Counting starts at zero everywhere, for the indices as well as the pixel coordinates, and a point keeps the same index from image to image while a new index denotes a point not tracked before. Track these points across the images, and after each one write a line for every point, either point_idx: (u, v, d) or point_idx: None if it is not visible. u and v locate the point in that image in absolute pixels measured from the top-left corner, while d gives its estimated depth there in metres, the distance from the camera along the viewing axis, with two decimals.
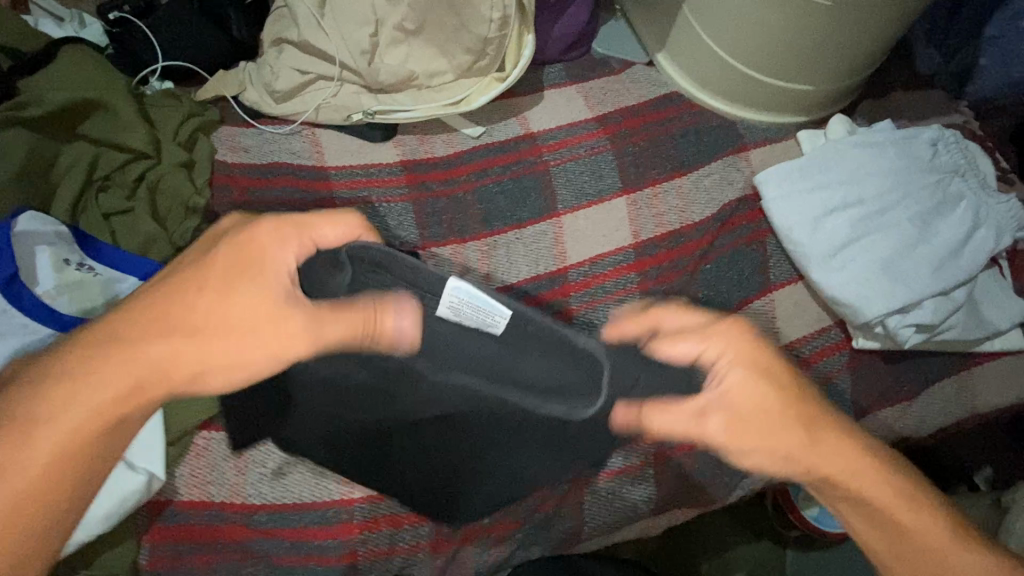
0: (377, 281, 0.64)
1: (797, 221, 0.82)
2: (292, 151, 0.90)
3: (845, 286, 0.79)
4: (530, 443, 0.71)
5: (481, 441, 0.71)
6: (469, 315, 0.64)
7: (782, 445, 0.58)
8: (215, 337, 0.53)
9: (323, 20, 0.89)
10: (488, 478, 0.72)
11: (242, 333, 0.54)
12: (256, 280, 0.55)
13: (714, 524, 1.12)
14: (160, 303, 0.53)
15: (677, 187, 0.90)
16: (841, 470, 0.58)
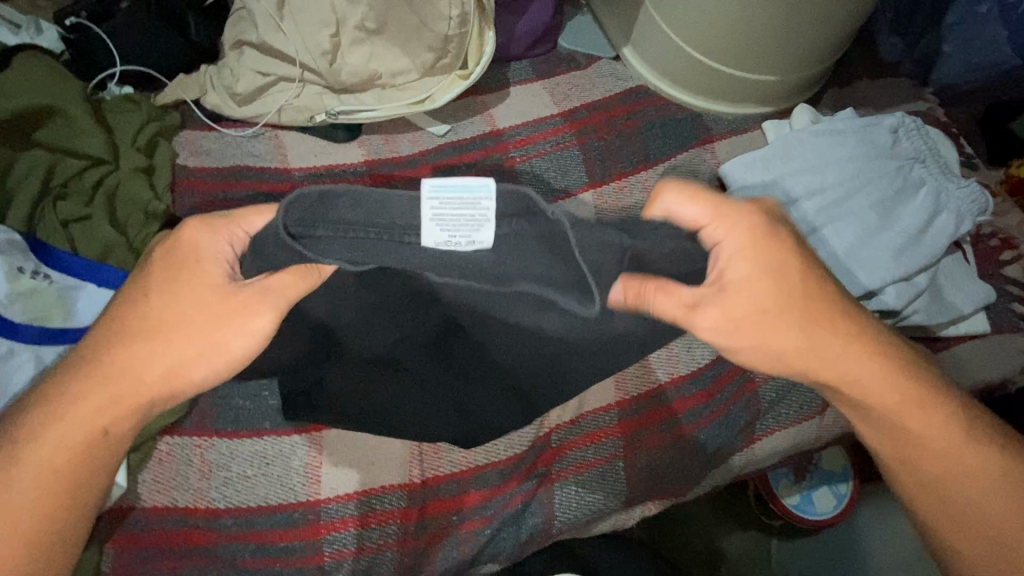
0: (337, 219, 0.49)
1: None
2: (255, 153, 0.90)
3: None
4: (536, 377, 0.69)
5: (485, 374, 0.69)
6: (458, 223, 0.49)
7: None
8: (178, 343, 0.56)
9: (282, 21, 0.88)
10: (489, 423, 0.74)
11: (197, 328, 0.56)
12: (195, 273, 0.56)
13: (701, 516, 1.18)
14: (125, 315, 0.57)
15: (642, 180, 0.92)
16: None
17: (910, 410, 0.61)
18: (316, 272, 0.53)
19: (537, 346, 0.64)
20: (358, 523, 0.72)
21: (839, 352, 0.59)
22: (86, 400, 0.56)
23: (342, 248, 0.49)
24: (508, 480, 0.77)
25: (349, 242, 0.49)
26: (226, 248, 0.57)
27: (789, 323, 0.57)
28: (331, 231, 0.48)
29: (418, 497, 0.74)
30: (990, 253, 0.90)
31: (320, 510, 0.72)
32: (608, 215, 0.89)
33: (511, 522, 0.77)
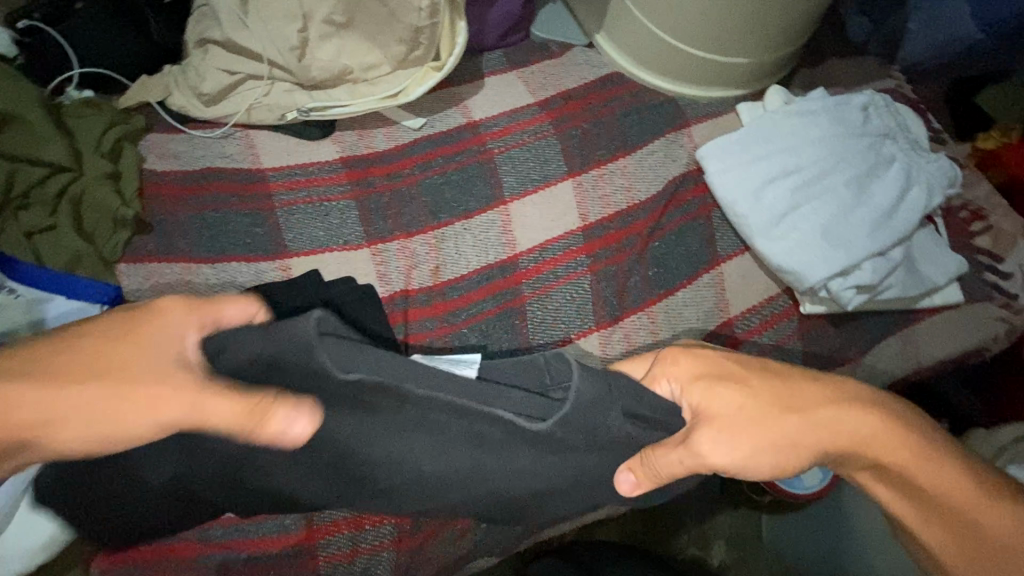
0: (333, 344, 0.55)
1: (742, 193, 0.85)
2: (226, 154, 0.87)
3: (789, 253, 0.82)
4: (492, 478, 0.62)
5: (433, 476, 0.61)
6: (451, 361, 0.66)
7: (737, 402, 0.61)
8: (71, 394, 0.50)
9: (247, 17, 0.86)
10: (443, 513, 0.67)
11: (131, 386, 0.51)
12: (145, 340, 0.53)
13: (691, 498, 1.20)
14: (29, 355, 0.50)
15: (621, 167, 0.92)
16: None
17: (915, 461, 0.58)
18: (262, 410, 0.53)
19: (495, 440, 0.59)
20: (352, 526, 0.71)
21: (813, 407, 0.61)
22: None
23: (341, 350, 0.55)
24: None
25: (347, 348, 0.55)
26: (193, 335, 0.55)
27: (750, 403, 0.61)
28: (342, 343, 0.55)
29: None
30: (959, 225, 0.92)
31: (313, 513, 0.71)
32: (588, 203, 0.89)
33: None
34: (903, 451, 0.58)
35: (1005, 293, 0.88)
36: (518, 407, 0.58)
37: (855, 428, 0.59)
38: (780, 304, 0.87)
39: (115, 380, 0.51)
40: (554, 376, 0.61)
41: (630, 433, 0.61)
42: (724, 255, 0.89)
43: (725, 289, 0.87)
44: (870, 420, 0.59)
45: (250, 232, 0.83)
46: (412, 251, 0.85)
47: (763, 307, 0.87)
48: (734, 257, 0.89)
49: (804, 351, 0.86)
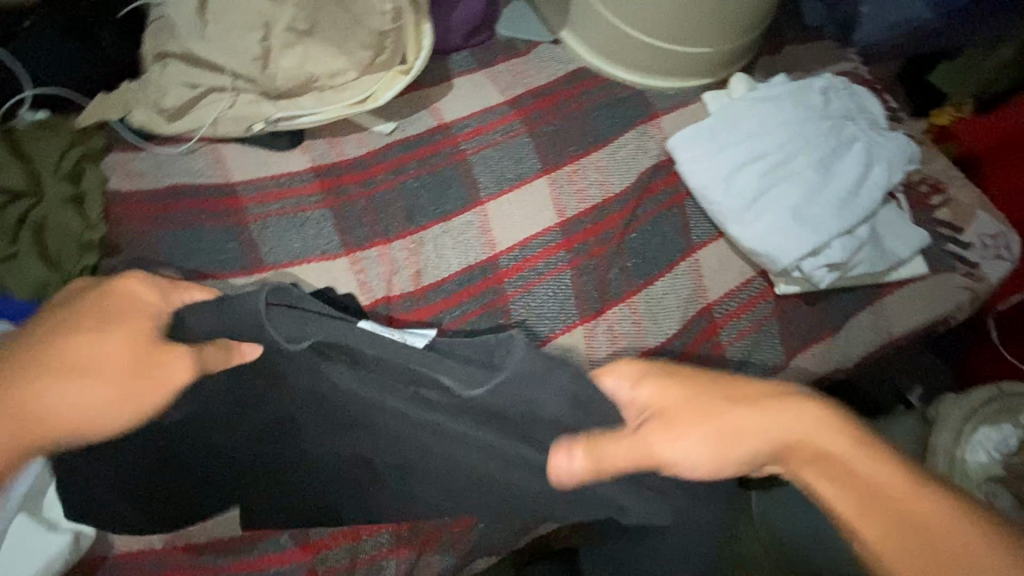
0: (289, 318, 0.66)
1: (712, 180, 0.87)
2: (193, 170, 0.85)
3: (762, 236, 0.84)
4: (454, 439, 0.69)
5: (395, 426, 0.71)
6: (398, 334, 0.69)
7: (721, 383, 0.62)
8: (87, 374, 0.59)
9: (206, 28, 0.84)
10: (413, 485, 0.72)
11: (89, 371, 0.59)
12: (117, 314, 0.62)
13: None
14: (40, 346, 0.60)
15: (593, 162, 0.93)
16: None
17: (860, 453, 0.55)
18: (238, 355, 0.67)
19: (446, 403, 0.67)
20: (348, 537, 0.71)
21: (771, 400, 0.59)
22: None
23: (290, 327, 0.65)
24: None
25: (299, 325, 0.65)
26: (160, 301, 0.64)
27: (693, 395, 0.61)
28: (287, 317, 0.65)
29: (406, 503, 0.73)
30: (921, 199, 0.95)
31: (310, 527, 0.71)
32: (563, 198, 0.90)
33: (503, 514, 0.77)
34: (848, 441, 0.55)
35: (965, 262, 0.92)
36: (457, 373, 0.65)
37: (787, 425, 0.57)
38: (756, 287, 0.89)
39: (98, 369, 0.60)
40: (498, 358, 0.65)
41: (573, 415, 0.64)
42: (699, 242, 0.90)
43: (702, 276, 0.89)
44: (816, 411, 0.57)
45: (224, 247, 0.81)
46: (390, 256, 0.84)
47: (740, 290, 0.89)
48: (709, 244, 0.90)
49: (783, 331, 0.88)
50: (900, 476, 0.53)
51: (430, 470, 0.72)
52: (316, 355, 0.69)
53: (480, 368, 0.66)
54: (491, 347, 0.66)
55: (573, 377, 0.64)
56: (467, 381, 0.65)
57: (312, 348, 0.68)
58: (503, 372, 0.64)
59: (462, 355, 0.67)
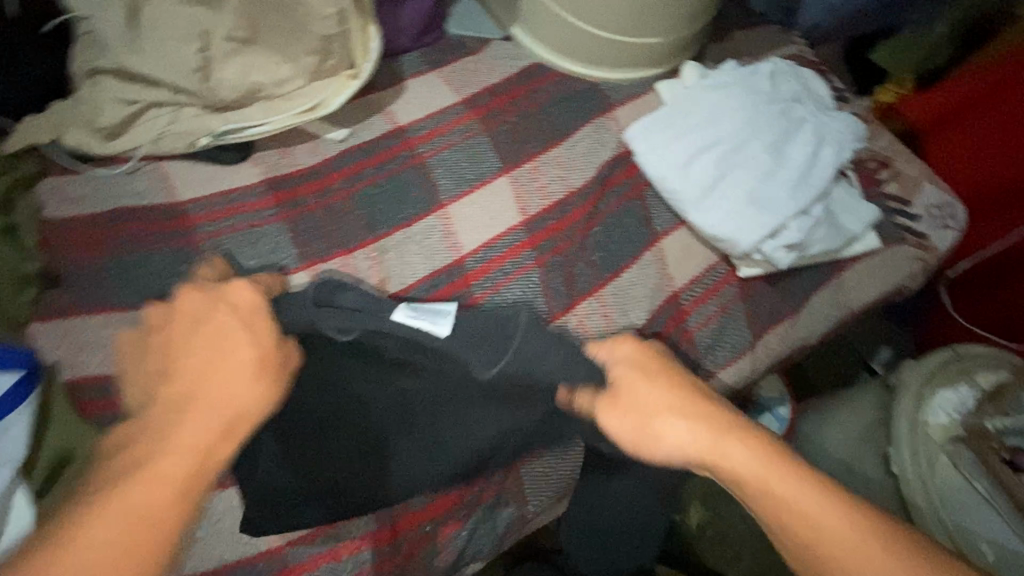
0: (330, 313, 0.70)
1: (671, 169, 0.88)
2: (137, 191, 0.82)
3: (722, 222, 0.85)
4: (473, 400, 0.74)
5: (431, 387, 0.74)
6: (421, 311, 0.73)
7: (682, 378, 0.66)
8: (217, 377, 0.57)
9: (139, 41, 0.80)
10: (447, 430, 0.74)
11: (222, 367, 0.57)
12: (220, 310, 0.61)
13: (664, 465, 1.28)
14: (173, 367, 0.58)
15: (554, 158, 0.92)
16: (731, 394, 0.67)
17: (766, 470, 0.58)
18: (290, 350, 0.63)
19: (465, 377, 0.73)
20: (328, 560, 0.70)
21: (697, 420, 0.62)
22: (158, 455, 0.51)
23: (334, 319, 0.70)
24: (475, 479, 0.76)
25: (343, 314, 0.70)
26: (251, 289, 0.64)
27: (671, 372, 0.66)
28: (333, 309, 0.71)
29: (386, 518, 0.72)
30: (869, 176, 0.98)
31: (287, 553, 0.69)
32: (526, 196, 0.89)
33: (486, 519, 0.77)
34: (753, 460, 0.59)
35: (915, 234, 0.95)
36: (478, 354, 0.71)
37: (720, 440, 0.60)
38: (719, 272, 0.91)
39: (239, 371, 0.57)
40: (504, 335, 0.72)
41: (566, 364, 0.71)
42: (661, 231, 0.91)
43: (667, 265, 0.90)
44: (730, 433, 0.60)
45: (176, 270, 0.78)
46: (353, 266, 0.82)
47: (703, 276, 0.90)
48: (670, 233, 0.91)
49: (748, 313, 0.90)
50: (808, 499, 0.56)
51: (454, 445, 0.74)
52: (365, 339, 0.71)
53: (496, 348, 0.71)
54: (506, 324, 0.73)
55: (567, 355, 0.71)
56: (488, 359, 0.71)
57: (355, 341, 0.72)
58: (513, 350, 0.71)
59: (480, 342, 0.72)
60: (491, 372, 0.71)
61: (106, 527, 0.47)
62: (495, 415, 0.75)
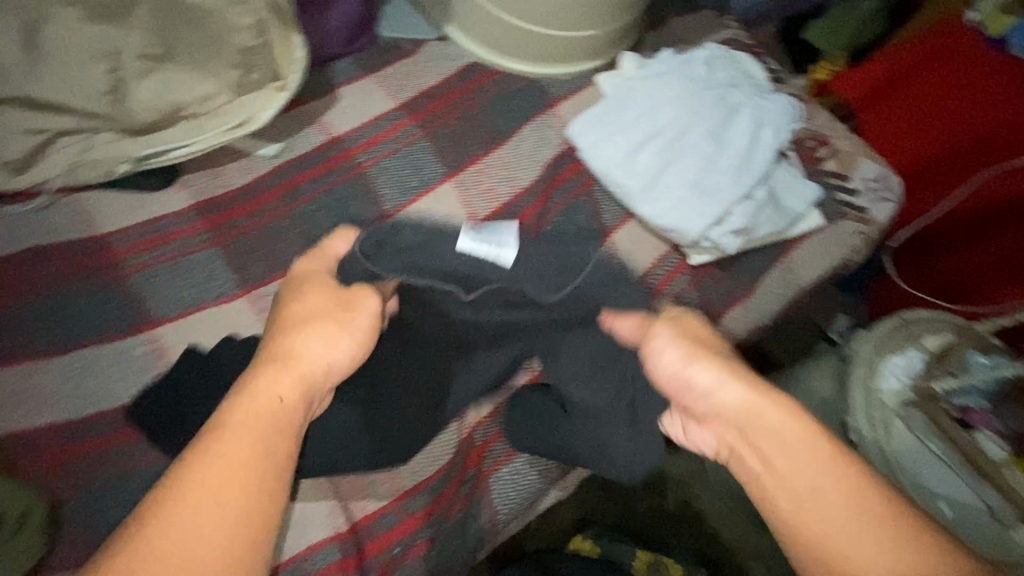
0: (385, 251, 0.71)
1: (614, 162, 0.88)
2: (52, 227, 0.76)
3: (669, 212, 0.85)
4: (543, 332, 0.74)
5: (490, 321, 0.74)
6: (485, 242, 0.73)
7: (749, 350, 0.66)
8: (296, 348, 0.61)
9: (36, 66, 0.74)
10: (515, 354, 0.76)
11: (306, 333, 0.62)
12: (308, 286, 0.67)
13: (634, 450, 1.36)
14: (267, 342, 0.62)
15: (498, 159, 0.91)
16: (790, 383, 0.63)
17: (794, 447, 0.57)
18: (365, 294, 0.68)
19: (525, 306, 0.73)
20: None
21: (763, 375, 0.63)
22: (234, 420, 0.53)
23: (408, 242, 0.72)
24: (442, 495, 0.74)
25: (413, 246, 0.72)
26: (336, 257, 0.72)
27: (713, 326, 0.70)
28: (394, 248, 0.71)
29: (352, 545, 0.70)
30: (809, 154, 1.00)
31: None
32: (472, 199, 0.87)
33: (456, 533, 0.76)
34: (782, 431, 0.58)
35: (855, 208, 0.97)
36: (534, 271, 0.72)
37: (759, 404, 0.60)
38: (671, 261, 0.90)
39: (314, 339, 0.62)
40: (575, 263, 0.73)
41: (625, 296, 0.72)
42: (610, 226, 0.91)
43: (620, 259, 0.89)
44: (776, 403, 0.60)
45: (103, 307, 0.73)
46: None
47: (657, 267, 0.89)
48: (619, 227, 0.91)
49: (704, 300, 0.90)
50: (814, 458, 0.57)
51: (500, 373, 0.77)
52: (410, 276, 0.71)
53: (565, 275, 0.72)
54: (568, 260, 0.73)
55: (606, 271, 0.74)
56: (546, 285, 0.72)
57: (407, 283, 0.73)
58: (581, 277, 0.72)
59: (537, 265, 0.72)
60: (558, 296, 0.72)
61: (232, 474, 0.49)
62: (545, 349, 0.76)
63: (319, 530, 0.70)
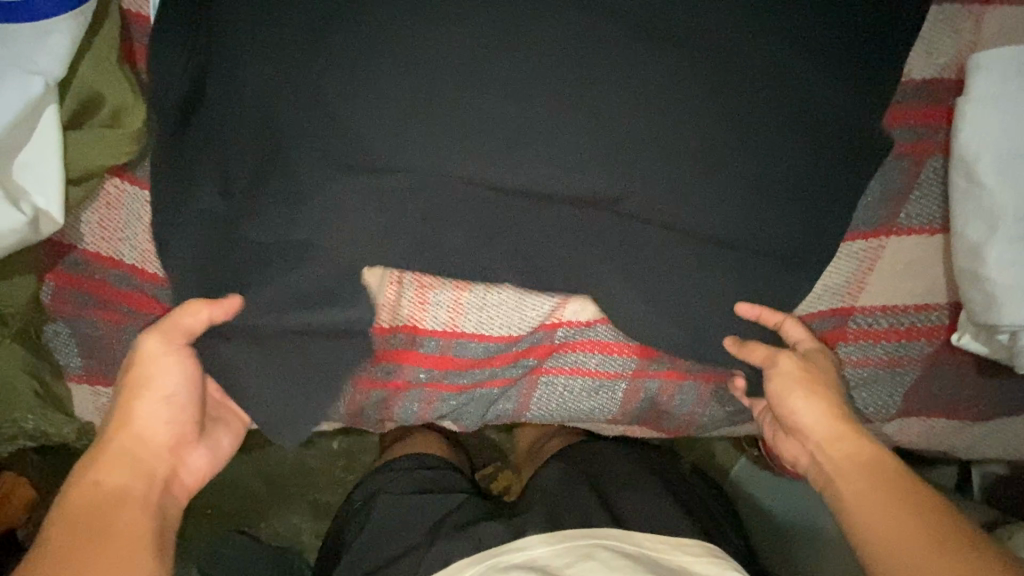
0: (171, 67, 0.54)
1: (998, 149, 0.55)
2: None
3: (1008, 267, 0.55)
4: (692, 146, 0.54)
5: (689, 125, 0.53)
6: None
7: (854, 448, 0.54)
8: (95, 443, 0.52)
9: None
10: (588, 106, 0.52)
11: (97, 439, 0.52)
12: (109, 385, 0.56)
13: None
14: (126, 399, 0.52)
15: (860, 30, 0.55)
16: (867, 478, 0.51)
17: (874, 498, 0.50)
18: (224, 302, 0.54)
19: (680, 132, 0.53)
20: (289, 373, 0.57)
21: (853, 465, 0.53)
22: (92, 476, 0.49)
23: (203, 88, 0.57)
24: (491, 361, 0.65)
25: (244, 59, 0.51)
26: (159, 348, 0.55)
27: (811, 379, 0.58)
28: (191, 187, 0.55)
29: (407, 391, 0.66)
30: None
31: (229, 388, 0.56)
32: (784, 62, 0.54)
33: (482, 400, 0.68)
34: (891, 512, 0.48)
35: None
36: (255, 84, 0.51)
37: (871, 476, 0.51)
38: (931, 318, 0.63)
39: (134, 434, 0.51)
40: (162, 72, 0.55)
41: (219, 159, 0.54)
42: (903, 225, 0.61)
43: (871, 274, 0.62)
44: (872, 491, 0.50)
45: None
46: None
47: (906, 312, 0.63)
48: (914, 233, 0.61)
49: (918, 385, 0.65)
50: (868, 508, 0.50)
51: (666, 157, 0.54)
52: (622, 82, 0.52)
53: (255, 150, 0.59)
54: (227, 27, 0.52)
55: (174, 90, 0.54)
56: (226, 114, 0.53)
57: (631, 83, 0.52)
58: (158, 47, 0.55)
59: None
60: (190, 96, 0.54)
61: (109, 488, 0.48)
62: (673, 149, 0.54)
63: (405, 365, 0.65)
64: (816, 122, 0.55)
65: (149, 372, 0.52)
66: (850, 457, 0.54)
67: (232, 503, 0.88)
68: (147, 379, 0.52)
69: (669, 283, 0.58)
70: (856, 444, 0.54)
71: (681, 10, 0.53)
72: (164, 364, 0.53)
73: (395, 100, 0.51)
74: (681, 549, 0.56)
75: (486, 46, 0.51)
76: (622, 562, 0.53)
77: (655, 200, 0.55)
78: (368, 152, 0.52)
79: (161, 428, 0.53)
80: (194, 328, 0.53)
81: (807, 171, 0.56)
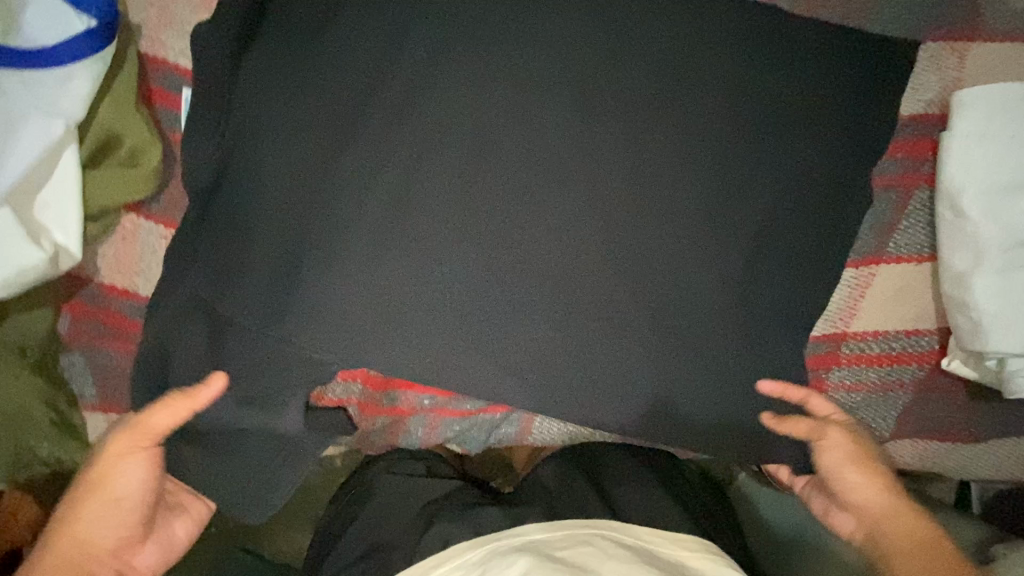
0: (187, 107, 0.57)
1: (980, 182, 0.57)
2: None
3: (993, 296, 0.57)
4: (690, 182, 0.55)
5: (686, 163, 0.55)
6: None
7: (907, 527, 0.56)
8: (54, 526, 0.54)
9: None
10: (587, 147, 0.54)
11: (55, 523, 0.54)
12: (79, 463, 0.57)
13: None
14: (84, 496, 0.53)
15: (847, 69, 0.58)
16: (926, 556, 0.53)
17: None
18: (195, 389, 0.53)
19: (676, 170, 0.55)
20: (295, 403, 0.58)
21: (910, 543, 0.55)
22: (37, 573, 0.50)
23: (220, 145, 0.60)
24: (492, 388, 0.66)
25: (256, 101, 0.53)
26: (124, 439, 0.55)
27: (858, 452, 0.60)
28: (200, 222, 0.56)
29: (410, 416, 0.68)
30: None
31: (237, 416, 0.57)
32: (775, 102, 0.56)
33: (484, 424, 0.70)
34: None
35: None
36: (264, 125, 0.53)
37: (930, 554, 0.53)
38: (921, 343, 0.65)
39: (86, 531, 0.52)
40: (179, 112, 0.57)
41: (227, 196, 0.55)
42: (892, 254, 0.63)
43: (862, 300, 0.64)
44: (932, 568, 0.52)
45: None
46: None
47: (897, 336, 0.65)
48: (902, 262, 0.63)
49: (911, 408, 0.67)
50: None
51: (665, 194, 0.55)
52: (620, 123, 0.54)
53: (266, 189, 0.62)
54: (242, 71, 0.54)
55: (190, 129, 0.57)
56: (237, 153, 0.54)
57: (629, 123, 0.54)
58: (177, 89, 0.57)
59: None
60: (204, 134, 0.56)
61: None
62: (671, 186, 0.55)
63: (409, 391, 0.66)
64: (809, 155, 0.57)
65: (112, 470, 0.53)
66: (906, 536, 0.56)
67: (237, 523, 0.89)
68: (107, 476, 0.53)
69: (673, 322, 0.57)
70: (910, 524, 0.56)
71: (679, 52, 0.55)
72: (126, 464, 0.53)
73: (399, 142, 0.52)
74: (678, 544, 0.56)
75: (497, 81, 0.52)
76: (619, 550, 0.53)
77: (666, 229, 0.55)
78: (374, 189, 0.51)
79: (115, 528, 0.54)
80: (164, 428, 0.53)
81: (801, 204, 0.57)
